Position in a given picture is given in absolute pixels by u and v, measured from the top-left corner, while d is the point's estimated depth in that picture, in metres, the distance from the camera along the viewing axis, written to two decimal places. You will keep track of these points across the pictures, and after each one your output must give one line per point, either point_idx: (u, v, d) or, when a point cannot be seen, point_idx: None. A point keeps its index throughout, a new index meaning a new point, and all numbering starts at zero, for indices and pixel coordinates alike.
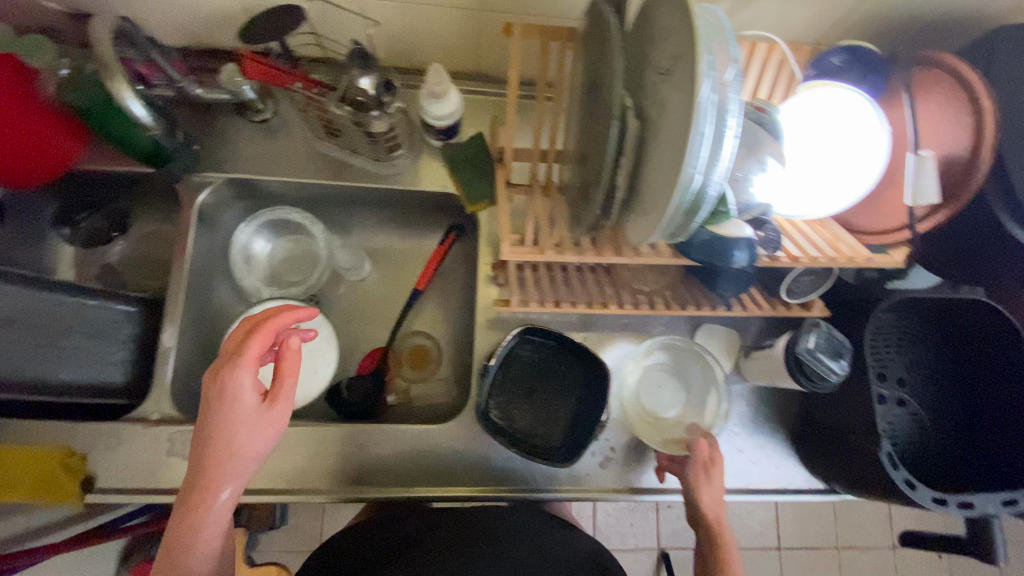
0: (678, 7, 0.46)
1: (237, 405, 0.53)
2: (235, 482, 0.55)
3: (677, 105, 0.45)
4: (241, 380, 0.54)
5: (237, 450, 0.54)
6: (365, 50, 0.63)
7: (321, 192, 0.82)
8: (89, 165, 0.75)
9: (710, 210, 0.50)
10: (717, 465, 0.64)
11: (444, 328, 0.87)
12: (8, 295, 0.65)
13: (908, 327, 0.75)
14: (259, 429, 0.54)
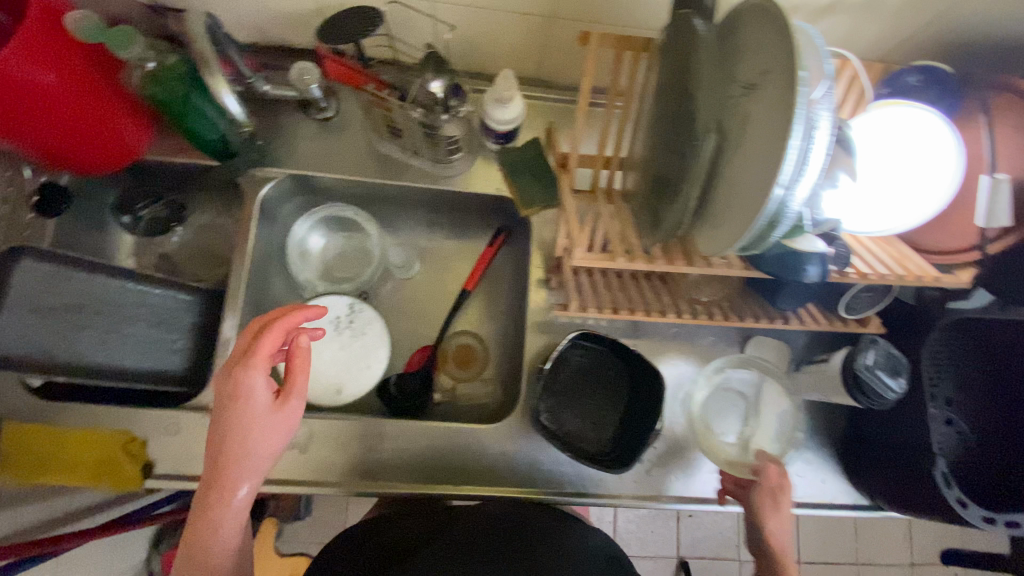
0: (772, 22, 0.47)
1: (250, 405, 0.52)
2: (251, 479, 0.54)
3: (772, 117, 0.45)
4: (253, 380, 0.52)
5: (252, 449, 0.53)
6: (438, 54, 0.66)
7: (377, 191, 0.83)
8: (156, 156, 0.77)
9: (790, 225, 0.50)
10: (784, 493, 0.66)
11: (491, 329, 0.88)
12: (80, 280, 0.66)
13: (947, 345, 0.74)
14: (272, 428, 0.54)
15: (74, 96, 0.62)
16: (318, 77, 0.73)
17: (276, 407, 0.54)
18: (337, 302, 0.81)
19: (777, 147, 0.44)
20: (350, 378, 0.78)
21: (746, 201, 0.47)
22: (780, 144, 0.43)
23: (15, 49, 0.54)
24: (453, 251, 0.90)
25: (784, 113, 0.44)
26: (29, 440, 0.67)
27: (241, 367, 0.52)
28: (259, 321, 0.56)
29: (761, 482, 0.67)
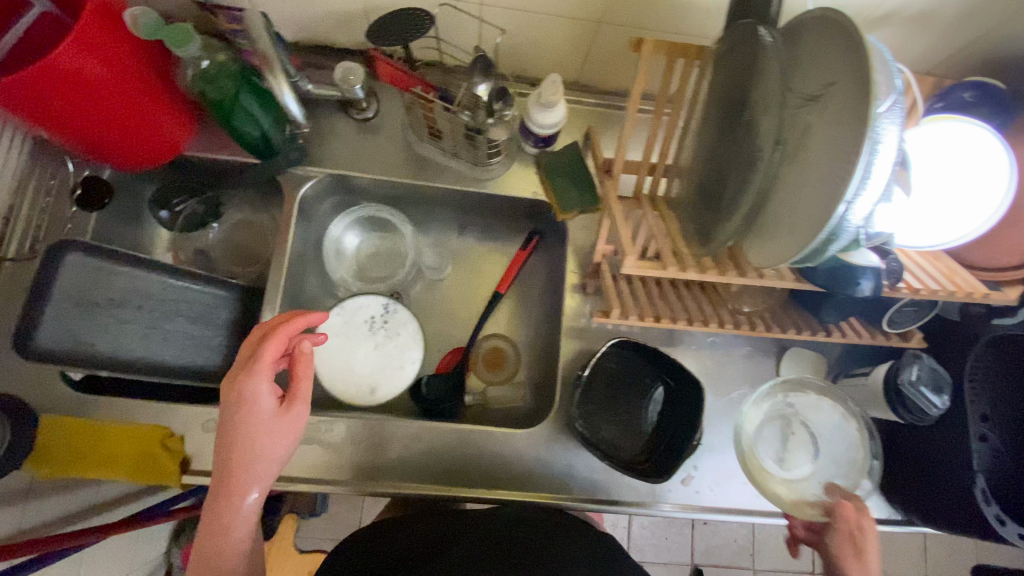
0: (840, 35, 0.46)
1: (254, 410, 0.53)
2: (260, 486, 0.54)
3: (843, 130, 0.45)
4: (257, 386, 0.53)
5: (259, 455, 0.53)
6: (487, 58, 0.65)
7: (414, 192, 0.83)
8: (198, 152, 0.77)
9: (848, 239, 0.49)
10: (868, 537, 0.60)
11: (522, 333, 0.88)
12: (120, 274, 0.66)
13: (979, 359, 0.69)
14: (278, 433, 0.54)
15: (123, 91, 0.62)
16: (362, 78, 0.72)
17: (281, 411, 0.54)
18: (372, 302, 0.81)
19: (848, 161, 0.43)
20: (383, 378, 0.78)
21: (810, 215, 0.46)
22: (851, 158, 0.43)
23: (71, 43, 0.55)
24: (486, 254, 0.90)
25: (857, 126, 0.43)
26: (68, 434, 0.68)
27: (246, 373, 0.52)
28: (262, 329, 0.57)
29: (837, 523, 0.61)
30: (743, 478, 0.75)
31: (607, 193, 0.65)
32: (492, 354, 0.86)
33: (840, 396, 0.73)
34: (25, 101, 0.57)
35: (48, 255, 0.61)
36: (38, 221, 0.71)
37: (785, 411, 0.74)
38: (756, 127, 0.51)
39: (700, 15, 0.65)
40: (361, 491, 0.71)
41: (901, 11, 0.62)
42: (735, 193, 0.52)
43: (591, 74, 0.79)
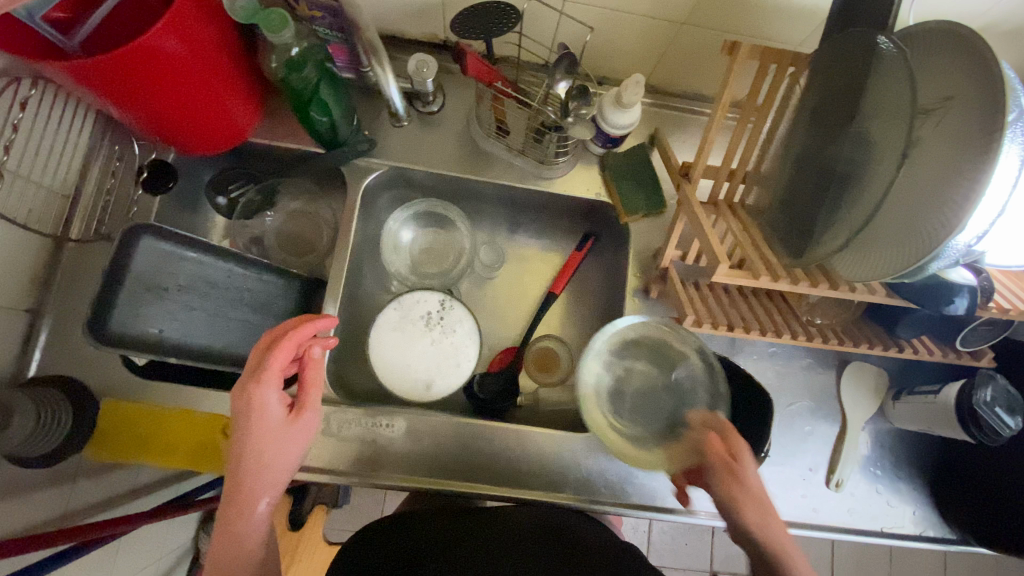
0: (963, 47, 0.45)
1: (264, 418, 0.52)
2: (271, 495, 0.53)
3: (965, 143, 0.43)
4: (266, 394, 0.52)
5: (270, 464, 0.52)
6: (572, 58, 0.66)
7: (473, 189, 0.82)
8: (261, 139, 0.76)
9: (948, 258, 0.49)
10: (741, 455, 0.54)
11: (575, 336, 0.86)
12: (190, 262, 0.65)
13: None
14: (287, 440, 0.53)
15: (200, 74, 0.60)
16: (435, 71, 0.71)
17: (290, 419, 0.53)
18: (429, 298, 0.79)
19: (971, 173, 0.42)
20: (440, 374, 0.77)
21: (919, 228, 0.45)
22: (976, 172, 0.42)
23: (162, 28, 0.53)
24: (540, 254, 0.89)
25: (985, 139, 0.42)
26: (129, 418, 0.67)
27: (254, 381, 0.51)
28: (268, 337, 0.55)
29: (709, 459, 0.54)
30: (801, 491, 0.74)
31: (686, 196, 0.65)
32: (544, 355, 0.85)
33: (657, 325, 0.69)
34: (108, 85, 0.55)
35: (127, 234, 0.61)
36: (102, 203, 0.71)
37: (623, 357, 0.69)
38: (865, 137, 0.50)
39: (787, 22, 0.64)
40: (406, 483, 0.69)
41: (991, 28, 0.62)
42: (835, 204, 0.51)
43: (662, 76, 0.78)
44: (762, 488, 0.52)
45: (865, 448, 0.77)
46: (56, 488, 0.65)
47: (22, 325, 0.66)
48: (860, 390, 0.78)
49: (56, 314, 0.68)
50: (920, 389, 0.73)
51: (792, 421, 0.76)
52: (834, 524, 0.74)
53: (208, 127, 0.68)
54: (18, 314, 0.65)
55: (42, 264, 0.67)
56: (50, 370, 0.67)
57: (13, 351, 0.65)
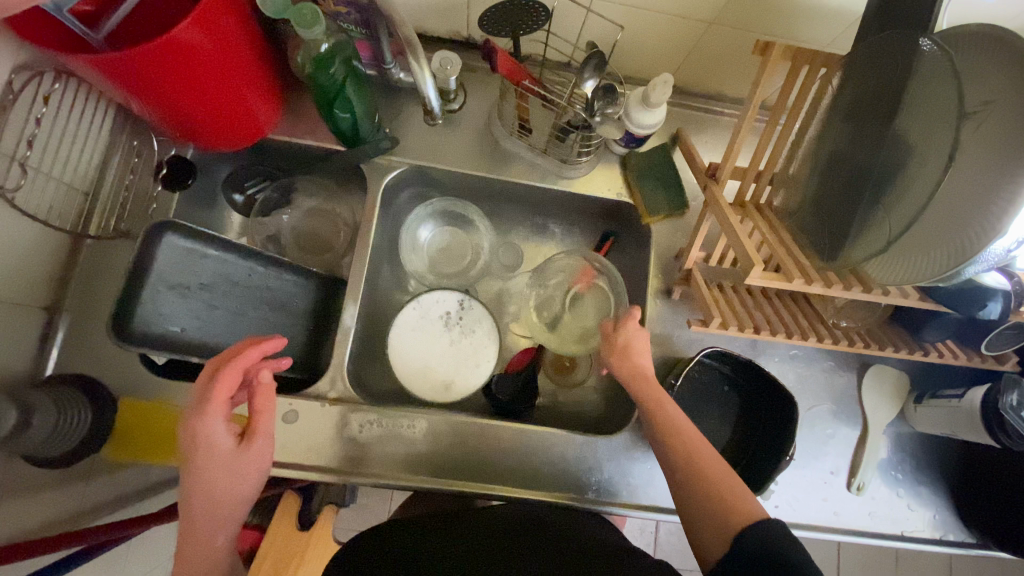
0: (1006, 53, 0.45)
1: (210, 451, 0.49)
2: (227, 524, 0.51)
3: (1012, 146, 0.43)
4: (211, 428, 0.49)
5: (221, 497, 0.50)
6: (601, 55, 0.65)
7: (493, 188, 0.81)
8: (280, 136, 0.75)
9: (986, 263, 0.48)
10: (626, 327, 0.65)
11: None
12: (212, 261, 0.64)
13: None
14: (238, 472, 0.50)
15: (224, 70, 0.60)
16: (458, 69, 0.70)
17: (239, 450, 0.50)
18: (448, 298, 0.79)
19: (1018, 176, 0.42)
20: (459, 374, 0.76)
21: (956, 231, 0.45)
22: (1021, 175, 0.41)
23: (190, 23, 0.52)
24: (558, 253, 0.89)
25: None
26: (148, 417, 0.66)
27: (196, 416, 0.48)
28: (213, 362, 0.51)
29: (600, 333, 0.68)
30: (822, 495, 0.74)
31: (714, 197, 0.64)
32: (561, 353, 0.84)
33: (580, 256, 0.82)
34: (133, 80, 0.54)
35: (150, 231, 0.59)
36: (121, 199, 0.70)
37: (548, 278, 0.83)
38: (906, 142, 0.50)
39: (818, 23, 0.64)
40: (410, 481, 0.68)
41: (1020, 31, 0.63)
42: (873, 207, 0.51)
43: (687, 76, 0.78)
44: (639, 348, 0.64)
45: (886, 452, 0.77)
46: (73, 489, 0.63)
47: (40, 323, 0.65)
48: (881, 394, 0.78)
49: (75, 312, 0.68)
50: (943, 393, 0.73)
51: (813, 424, 0.76)
52: (854, 527, 0.73)
53: (225, 126, 0.67)
54: (36, 311, 0.64)
55: (60, 260, 0.66)
56: (68, 369, 0.66)
57: (32, 348, 0.64)
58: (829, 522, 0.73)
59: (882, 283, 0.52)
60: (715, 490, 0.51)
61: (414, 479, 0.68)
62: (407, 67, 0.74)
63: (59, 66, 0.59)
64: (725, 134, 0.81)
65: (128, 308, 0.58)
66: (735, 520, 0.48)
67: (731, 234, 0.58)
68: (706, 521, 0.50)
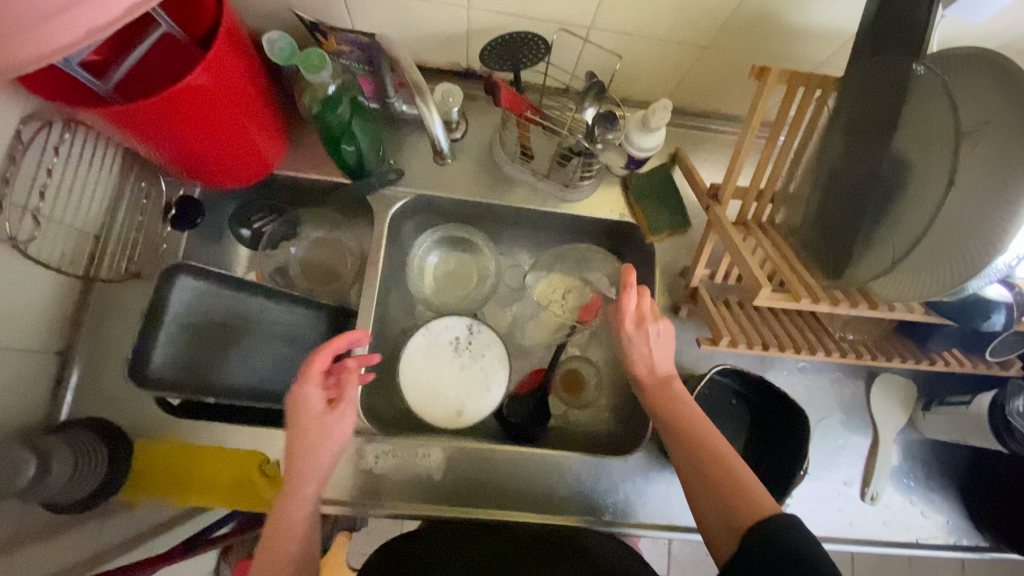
0: (999, 78, 0.47)
1: (305, 411, 0.54)
2: (315, 485, 0.53)
3: (1013, 159, 0.44)
4: (308, 388, 0.55)
5: (309, 452, 0.53)
6: (600, 83, 0.67)
7: (496, 213, 0.82)
8: (285, 171, 0.76)
9: (986, 277, 0.47)
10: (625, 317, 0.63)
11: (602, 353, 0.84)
12: (223, 296, 0.66)
13: None
14: (327, 433, 0.54)
15: (232, 110, 0.61)
16: (460, 100, 0.71)
17: (328, 412, 0.55)
18: (457, 323, 0.79)
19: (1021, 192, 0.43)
20: (471, 400, 0.76)
21: (959, 246, 0.46)
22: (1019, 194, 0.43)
23: (200, 70, 0.53)
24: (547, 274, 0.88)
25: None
26: (164, 456, 0.66)
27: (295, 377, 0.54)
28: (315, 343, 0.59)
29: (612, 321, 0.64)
30: (836, 506, 0.74)
31: (716, 216, 0.65)
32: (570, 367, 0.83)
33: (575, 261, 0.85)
34: (147, 125, 0.55)
35: (162, 275, 0.61)
36: (131, 241, 0.70)
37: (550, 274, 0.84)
38: (905, 164, 0.51)
39: (811, 44, 0.66)
40: (423, 510, 0.68)
41: (1011, 45, 0.65)
42: (875, 224, 0.52)
43: (683, 98, 0.79)
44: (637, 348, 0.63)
45: (897, 459, 0.78)
46: (93, 534, 0.64)
47: (54, 367, 0.66)
48: (890, 402, 0.79)
49: (86, 355, 0.68)
50: (951, 400, 0.74)
51: (825, 435, 0.77)
52: (869, 536, 0.74)
53: (233, 165, 0.68)
54: (49, 355, 0.65)
55: (71, 304, 0.67)
56: (82, 412, 0.66)
57: (46, 392, 0.65)
58: (843, 532, 0.74)
59: (888, 299, 0.53)
60: (721, 482, 0.51)
61: (427, 507, 0.68)
62: (409, 99, 0.74)
63: (68, 116, 0.60)
64: (723, 152, 0.82)
65: (145, 350, 0.61)
66: (743, 517, 0.48)
67: (736, 254, 0.59)
68: (717, 530, 0.50)
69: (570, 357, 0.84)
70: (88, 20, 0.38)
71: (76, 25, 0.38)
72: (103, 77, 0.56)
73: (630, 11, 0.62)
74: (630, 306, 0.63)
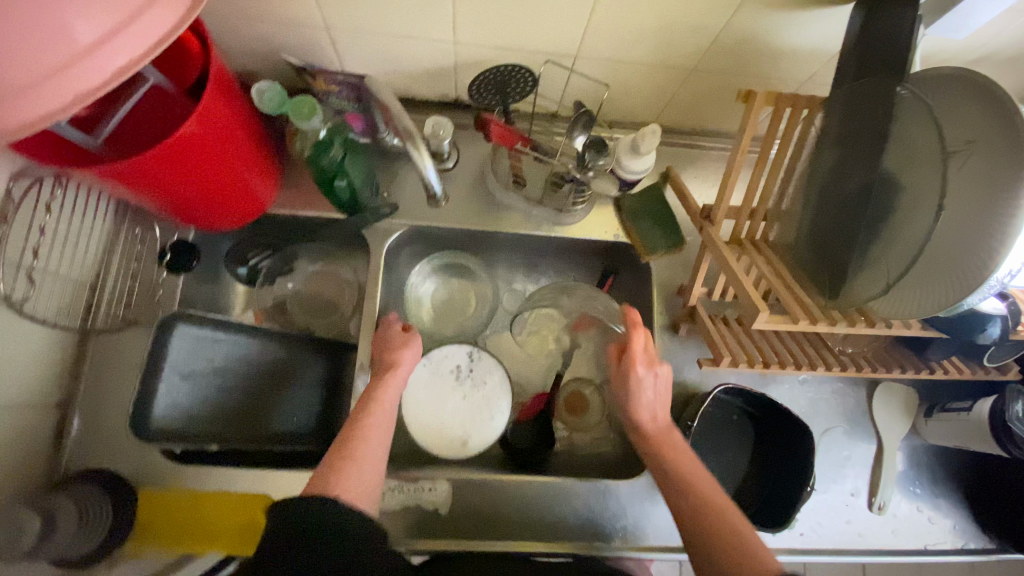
0: (983, 102, 0.48)
1: (385, 337, 0.68)
2: (394, 386, 0.63)
3: (997, 176, 0.45)
4: (387, 324, 0.69)
5: (390, 356, 0.65)
6: (589, 114, 0.68)
7: (491, 239, 0.82)
8: (278, 209, 0.76)
9: (982, 293, 0.48)
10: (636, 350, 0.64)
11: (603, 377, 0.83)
12: (222, 343, 0.66)
13: None
14: (403, 346, 0.67)
15: (226, 155, 0.61)
16: (450, 132, 0.71)
17: (403, 334, 0.68)
18: (457, 351, 0.79)
19: (1013, 206, 0.44)
20: (475, 429, 0.75)
21: (959, 266, 0.47)
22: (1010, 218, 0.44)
23: (193, 122, 0.54)
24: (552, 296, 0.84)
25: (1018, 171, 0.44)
26: (169, 506, 0.64)
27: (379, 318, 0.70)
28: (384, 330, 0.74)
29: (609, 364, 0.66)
30: (845, 517, 0.75)
31: (711, 238, 0.66)
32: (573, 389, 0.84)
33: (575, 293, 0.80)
34: (144, 177, 0.55)
35: (160, 328, 0.61)
36: (126, 287, 0.70)
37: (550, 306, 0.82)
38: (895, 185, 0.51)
39: (795, 64, 0.66)
40: (434, 545, 0.67)
41: (994, 55, 0.65)
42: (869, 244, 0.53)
43: (670, 119, 0.79)
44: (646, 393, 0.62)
45: (902, 466, 0.78)
46: None
47: (54, 421, 0.65)
48: (891, 409, 0.79)
49: (86, 407, 0.67)
50: (951, 406, 0.75)
51: (830, 448, 0.77)
52: (879, 547, 0.74)
53: (228, 209, 0.69)
54: (49, 409, 0.64)
55: (69, 355, 0.67)
56: (83, 465, 0.66)
57: (46, 448, 0.64)
58: (854, 542, 0.74)
59: (884, 315, 0.54)
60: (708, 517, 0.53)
61: (437, 544, 0.67)
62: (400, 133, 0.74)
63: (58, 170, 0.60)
64: (713, 168, 0.83)
65: (144, 405, 0.61)
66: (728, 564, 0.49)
67: (732, 277, 0.59)
68: (707, 553, 0.51)
69: (573, 379, 0.85)
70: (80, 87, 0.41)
71: (67, 89, 0.41)
72: (92, 131, 0.56)
73: (614, 39, 0.63)
74: (639, 342, 0.64)
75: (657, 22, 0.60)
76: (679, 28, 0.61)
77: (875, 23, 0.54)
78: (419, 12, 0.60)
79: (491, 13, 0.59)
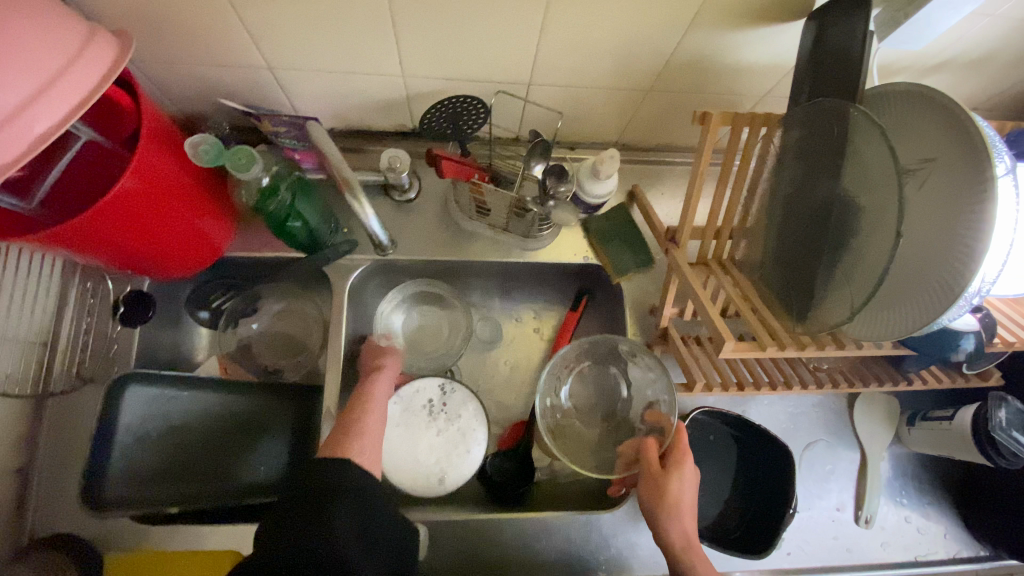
0: (930, 113, 0.48)
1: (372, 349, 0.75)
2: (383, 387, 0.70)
3: (959, 194, 0.44)
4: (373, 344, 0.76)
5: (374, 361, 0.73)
6: (547, 142, 0.67)
7: (458, 269, 0.80)
8: (236, 252, 0.74)
9: (953, 313, 0.46)
10: (682, 448, 0.62)
11: (603, 435, 0.75)
12: (179, 399, 0.69)
13: None
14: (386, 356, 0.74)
15: (174, 207, 0.59)
16: (408, 164, 0.69)
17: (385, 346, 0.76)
18: (429, 385, 0.76)
19: (977, 221, 0.43)
20: (452, 465, 0.73)
21: (931, 281, 0.45)
22: (977, 229, 0.42)
23: (127, 177, 0.51)
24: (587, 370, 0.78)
25: (980, 186, 0.43)
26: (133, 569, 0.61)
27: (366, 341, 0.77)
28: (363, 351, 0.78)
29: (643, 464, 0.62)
30: (832, 533, 0.73)
31: (677, 261, 0.65)
32: (561, 431, 0.74)
33: (607, 363, 0.77)
34: (85, 241, 0.53)
35: (113, 388, 0.65)
36: (81, 343, 0.68)
37: (582, 376, 0.77)
38: (850, 207, 0.49)
39: (752, 79, 0.65)
40: None
41: (954, 60, 0.64)
42: (831, 269, 0.50)
43: (633, 137, 0.78)
44: (685, 495, 0.60)
45: (887, 475, 0.77)
46: None
47: (14, 489, 0.63)
48: (873, 419, 0.78)
49: (45, 471, 0.65)
50: (934, 414, 0.73)
51: (813, 463, 0.76)
52: (869, 562, 0.73)
53: (183, 260, 0.66)
54: (6, 478, 0.62)
55: (24, 419, 0.64)
56: (47, 532, 0.63)
57: (5, 518, 0.62)
58: (844, 559, 0.72)
59: (858, 336, 0.52)
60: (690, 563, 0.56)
61: None
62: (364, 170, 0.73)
63: None
64: (680, 183, 0.81)
65: (101, 467, 0.64)
66: None
67: (698, 305, 0.57)
68: None
69: (562, 421, 0.75)
70: (10, 150, 0.41)
71: (16, 143, 0.41)
72: (25, 194, 0.53)
73: (566, 64, 0.61)
74: (686, 442, 0.63)
75: (608, 47, 0.58)
76: (630, 50, 0.59)
77: (826, 39, 0.53)
78: (362, 48, 0.58)
79: (435, 46, 0.57)
